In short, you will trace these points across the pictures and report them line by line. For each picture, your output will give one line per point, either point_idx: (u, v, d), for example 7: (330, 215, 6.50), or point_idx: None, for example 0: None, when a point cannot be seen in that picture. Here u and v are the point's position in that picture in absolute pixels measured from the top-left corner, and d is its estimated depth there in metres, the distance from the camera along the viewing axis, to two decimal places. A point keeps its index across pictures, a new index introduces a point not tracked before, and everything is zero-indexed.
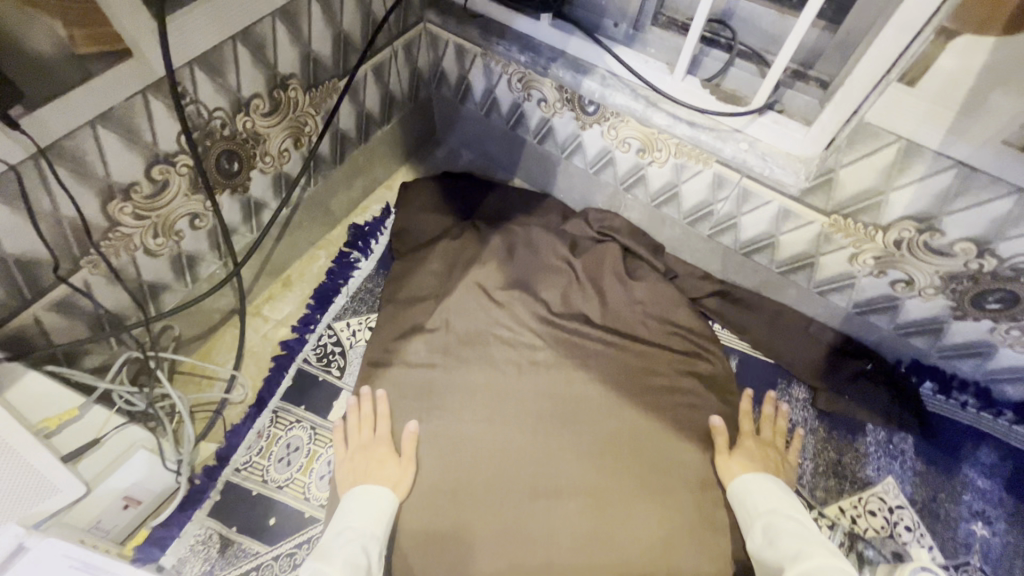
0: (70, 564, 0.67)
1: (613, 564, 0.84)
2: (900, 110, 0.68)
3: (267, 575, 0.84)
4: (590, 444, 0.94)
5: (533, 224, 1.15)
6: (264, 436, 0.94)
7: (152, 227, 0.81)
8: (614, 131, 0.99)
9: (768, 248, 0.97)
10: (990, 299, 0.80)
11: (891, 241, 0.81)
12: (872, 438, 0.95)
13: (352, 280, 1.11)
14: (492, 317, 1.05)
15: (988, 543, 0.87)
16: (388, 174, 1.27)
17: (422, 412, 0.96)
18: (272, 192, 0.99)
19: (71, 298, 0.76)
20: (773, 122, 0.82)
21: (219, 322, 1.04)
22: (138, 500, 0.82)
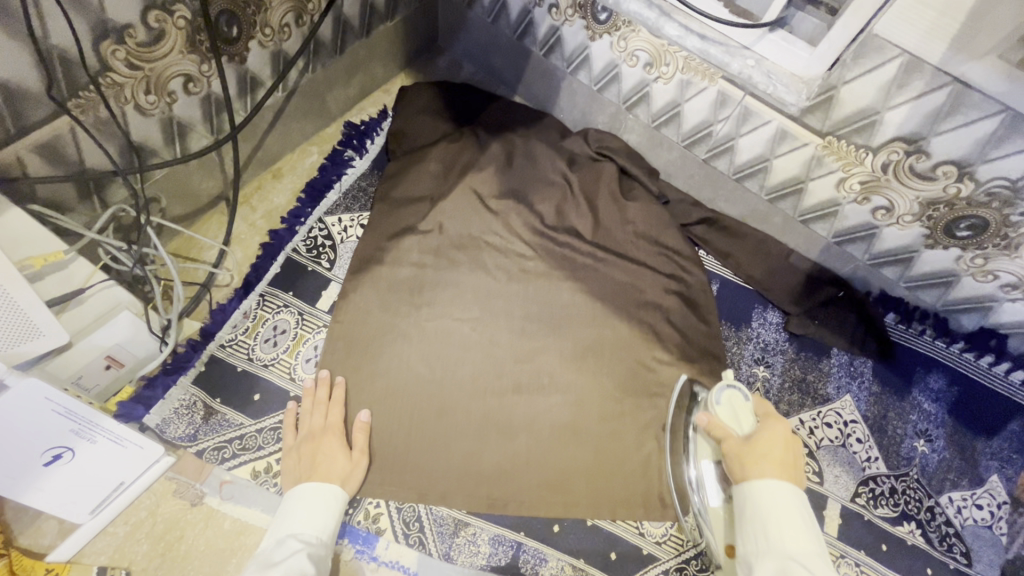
0: (54, 407, 0.64)
1: (593, 456, 0.89)
2: (909, 21, 0.70)
3: (251, 444, 0.85)
4: (571, 347, 0.97)
5: (534, 138, 1.14)
6: (250, 316, 0.94)
7: (144, 81, 0.78)
8: (624, 43, 0.98)
9: (761, 172, 1.00)
10: (961, 226, 0.85)
11: (879, 164, 0.86)
12: (835, 360, 1.01)
13: (345, 176, 1.09)
14: (485, 223, 1.05)
15: (927, 457, 0.95)
16: (386, 78, 1.23)
17: (412, 308, 0.96)
18: (269, 70, 0.96)
19: (58, 142, 0.73)
20: (782, 40, 0.79)
21: (205, 206, 1.00)
22: (121, 363, 0.82)
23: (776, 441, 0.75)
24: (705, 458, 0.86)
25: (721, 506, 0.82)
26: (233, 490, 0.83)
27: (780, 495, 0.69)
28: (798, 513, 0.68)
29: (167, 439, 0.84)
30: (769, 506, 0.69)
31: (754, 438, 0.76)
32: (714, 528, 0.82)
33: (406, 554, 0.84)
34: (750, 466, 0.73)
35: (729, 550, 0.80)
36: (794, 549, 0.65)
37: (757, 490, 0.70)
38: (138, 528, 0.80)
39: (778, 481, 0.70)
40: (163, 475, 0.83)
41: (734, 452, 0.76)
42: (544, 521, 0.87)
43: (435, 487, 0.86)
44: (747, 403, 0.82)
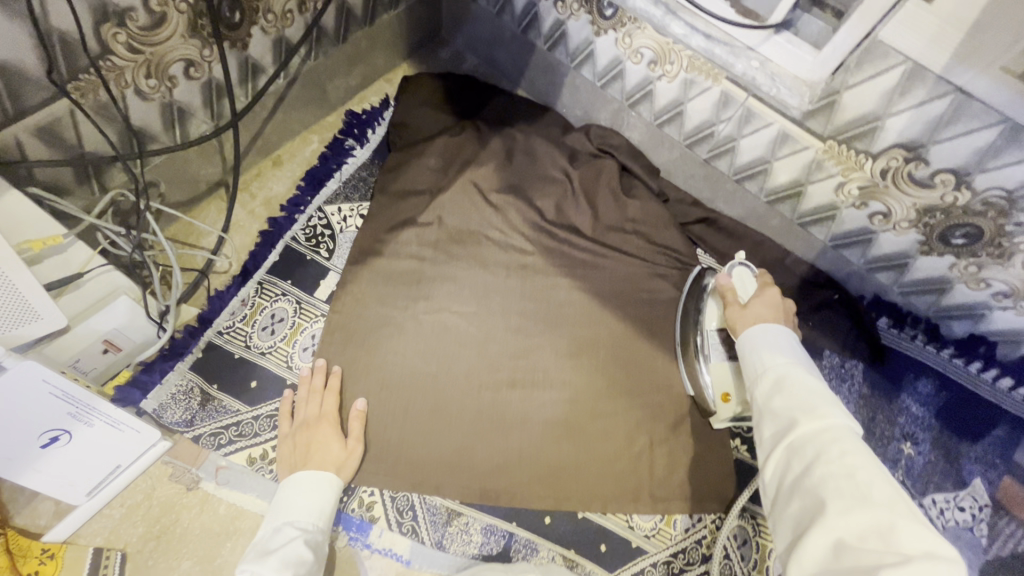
0: (52, 390, 0.65)
1: (584, 450, 0.90)
2: (913, 29, 0.70)
3: (247, 431, 0.86)
4: (566, 341, 0.98)
5: (535, 132, 1.13)
6: (248, 304, 0.94)
7: (145, 66, 0.77)
8: (629, 39, 0.98)
9: (761, 174, 1.00)
10: (956, 235, 0.86)
11: (878, 171, 0.86)
12: (827, 362, 1.02)
13: (345, 166, 1.09)
14: (485, 217, 1.05)
15: (912, 460, 0.97)
16: (389, 68, 1.23)
17: (409, 301, 0.97)
18: (271, 57, 0.95)
19: (56, 125, 0.73)
20: (787, 42, 0.80)
21: (204, 191, 1.00)
22: (119, 346, 0.82)
23: (769, 302, 0.81)
24: (712, 325, 0.94)
25: (724, 363, 0.91)
26: (228, 476, 0.83)
27: (772, 331, 0.74)
28: (791, 343, 0.72)
29: (165, 424, 0.85)
30: (762, 340, 0.73)
31: (751, 301, 0.82)
32: (714, 380, 0.91)
33: (399, 542, 0.86)
34: (748, 321, 0.79)
35: (726, 399, 0.90)
36: (785, 365, 0.68)
37: (751, 331, 0.75)
38: (134, 510, 0.81)
39: (771, 322, 0.76)
40: (159, 459, 0.84)
41: (735, 313, 0.82)
42: (536, 513, 0.89)
43: (429, 478, 0.87)
44: (754, 276, 0.91)
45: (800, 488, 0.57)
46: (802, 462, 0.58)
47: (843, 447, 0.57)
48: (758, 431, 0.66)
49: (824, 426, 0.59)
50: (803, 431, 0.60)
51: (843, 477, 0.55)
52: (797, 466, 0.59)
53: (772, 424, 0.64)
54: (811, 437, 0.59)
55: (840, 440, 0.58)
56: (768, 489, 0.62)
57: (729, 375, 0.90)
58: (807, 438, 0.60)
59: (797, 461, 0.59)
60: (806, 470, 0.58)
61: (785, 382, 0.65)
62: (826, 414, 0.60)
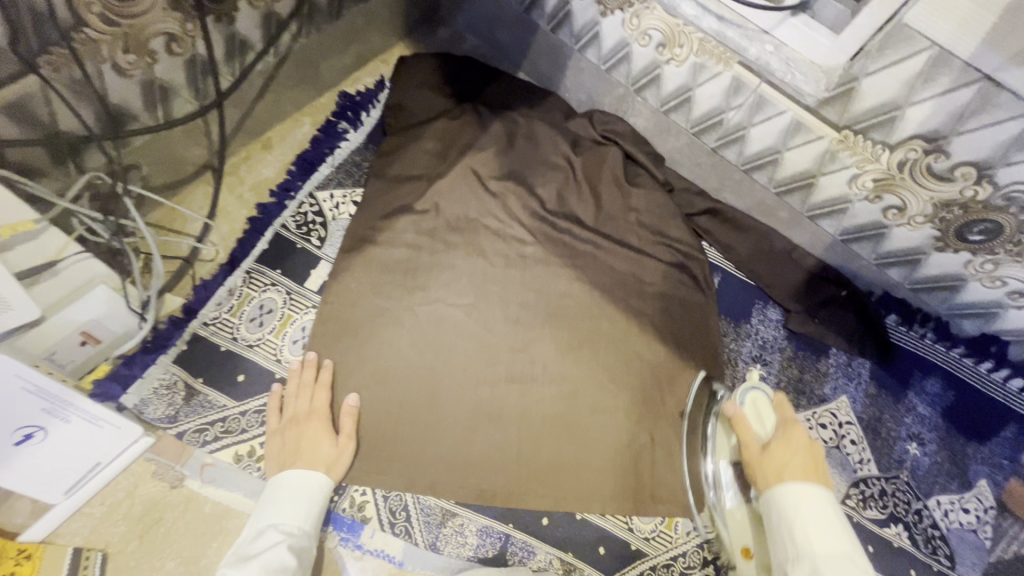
0: (24, 385, 0.61)
1: (582, 450, 0.87)
2: (941, 12, 0.66)
3: (235, 427, 0.83)
4: (567, 337, 0.94)
5: (536, 117, 1.09)
6: (235, 294, 0.90)
7: (123, 39, 0.72)
8: (636, 20, 0.93)
9: (771, 164, 0.96)
10: (973, 231, 0.83)
11: (896, 162, 0.82)
12: (834, 360, 1.00)
13: (338, 150, 1.04)
14: (483, 205, 1.01)
15: (918, 460, 0.94)
16: (384, 47, 1.18)
17: (404, 291, 0.93)
18: (260, 33, 0.90)
19: (28, 102, 0.68)
20: (803, 25, 0.80)
21: (190, 175, 0.96)
22: (98, 338, 0.79)
23: (795, 448, 0.74)
24: (722, 458, 0.85)
25: (740, 509, 0.80)
26: (214, 474, 0.80)
27: (805, 499, 0.68)
28: (830, 515, 0.67)
29: (146, 419, 0.81)
30: (797, 513, 0.67)
31: (773, 444, 0.76)
32: (731, 530, 0.79)
33: (392, 544, 0.83)
34: (773, 473, 0.72)
35: (747, 555, 0.77)
36: (822, 556, 0.63)
37: (781, 495, 0.69)
38: (116, 509, 0.78)
39: (801, 481, 0.70)
40: (142, 456, 0.80)
41: (755, 459, 0.76)
42: (533, 514, 0.86)
43: (422, 478, 0.84)
44: (768, 401, 0.83)
45: None
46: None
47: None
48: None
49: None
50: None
51: None
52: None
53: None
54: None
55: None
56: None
57: (749, 525, 0.79)
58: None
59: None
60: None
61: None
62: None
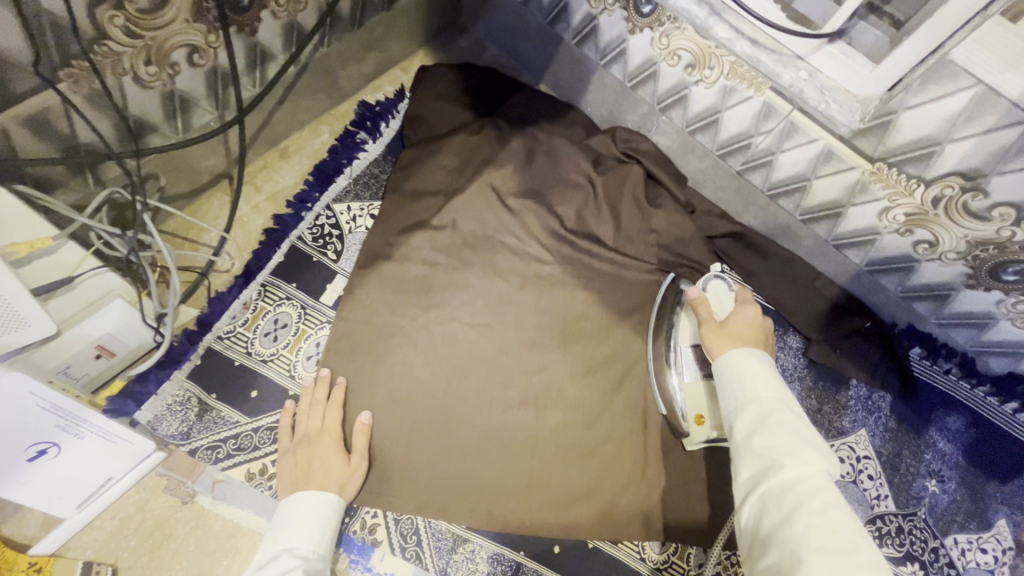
0: (39, 403, 0.61)
1: (595, 475, 0.86)
2: (988, 47, 0.64)
3: (247, 444, 0.83)
4: (585, 361, 0.92)
5: (558, 132, 1.06)
6: (250, 308, 0.89)
7: (145, 51, 0.71)
8: (666, 40, 0.91)
9: (798, 191, 0.94)
10: (1008, 270, 0.80)
11: (930, 199, 0.80)
12: (854, 393, 0.98)
13: (356, 161, 1.03)
14: (501, 222, 0.99)
15: (937, 498, 0.92)
16: (405, 55, 1.16)
17: (418, 310, 0.92)
18: (282, 43, 0.88)
19: (47, 115, 0.67)
20: (839, 52, 0.74)
21: (207, 184, 0.95)
22: (112, 352, 0.78)
23: (748, 321, 0.75)
24: (686, 342, 0.91)
25: (698, 383, 0.88)
26: (225, 490, 0.80)
27: (753, 358, 0.69)
28: (772, 371, 0.67)
29: (159, 435, 0.81)
30: (745, 368, 0.68)
31: (730, 319, 0.77)
32: (687, 401, 0.88)
33: (402, 568, 0.83)
34: (726, 341, 0.74)
35: (700, 422, 0.87)
36: (770, 401, 0.64)
37: (731, 353, 0.70)
38: (126, 523, 0.78)
39: (750, 346, 0.71)
40: (153, 470, 0.80)
41: (711, 331, 0.77)
42: (545, 541, 0.86)
43: (433, 501, 0.83)
44: (730, 292, 0.89)
45: (777, 535, 0.53)
46: (779, 510, 0.54)
47: (825, 498, 0.53)
48: (736, 471, 0.61)
49: (806, 473, 0.55)
50: (782, 477, 0.56)
51: (825, 532, 0.50)
52: (775, 515, 0.54)
53: (750, 466, 0.59)
54: (789, 484, 0.55)
55: (820, 490, 0.54)
56: (745, 537, 0.57)
57: (704, 397, 0.87)
58: (786, 485, 0.55)
59: (774, 508, 0.55)
60: (784, 516, 0.53)
61: (767, 421, 0.61)
62: (809, 461, 0.56)
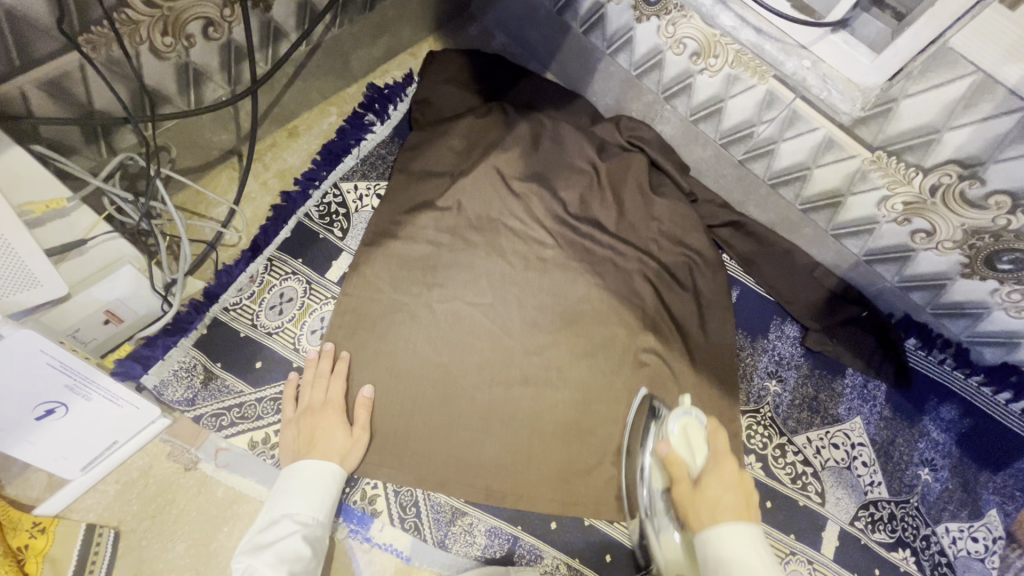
0: (49, 361, 0.61)
1: (594, 454, 0.87)
2: (989, 35, 0.65)
3: (251, 413, 0.84)
4: (584, 344, 0.93)
5: (564, 119, 1.08)
6: (256, 281, 0.91)
7: (162, 22, 0.72)
8: (672, 28, 0.92)
9: (799, 180, 0.96)
10: (1002, 259, 0.82)
11: (927, 186, 0.82)
12: (849, 381, 1.00)
13: (363, 142, 1.04)
14: (505, 205, 1.00)
15: (930, 486, 0.93)
16: (415, 41, 1.17)
17: (423, 287, 0.93)
18: (294, 21, 0.90)
19: (65, 79, 0.68)
20: (844, 41, 0.75)
21: (215, 160, 0.96)
22: (121, 318, 0.80)
23: (726, 487, 0.68)
24: (658, 486, 0.79)
25: (677, 540, 0.74)
26: (228, 458, 0.82)
27: (742, 547, 0.62)
28: (763, 558, 0.61)
29: (164, 401, 0.82)
30: (732, 563, 0.61)
31: (704, 486, 0.69)
32: (665, 564, 0.74)
33: (401, 539, 0.84)
34: (704, 517, 0.66)
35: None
36: None
37: (713, 539, 0.63)
38: (129, 488, 0.79)
39: (733, 526, 0.63)
40: (157, 437, 0.82)
41: (688, 502, 0.69)
42: (542, 517, 0.87)
43: (433, 475, 0.84)
44: (702, 429, 0.75)
45: None
46: None
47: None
48: None
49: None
50: None
51: None
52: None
53: None
54: None
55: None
56: None
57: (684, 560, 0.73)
58: None
59: None
60: None
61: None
62: None
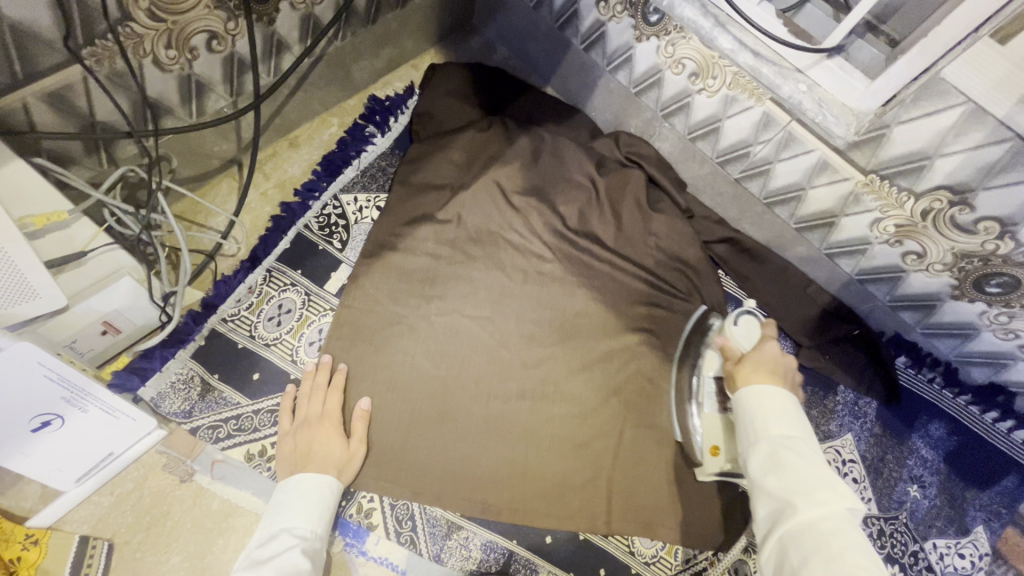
0: (47, 373, 0.61)
1: (589, 469, 0.88)
2: (980, 67, 0.67)
3: (247, 426, 0.84)
4: (581, 359, 0.94)
5: (563, 134, 1.09)
6: (255, 292, 0.91)
7: (166, 36, 0.72)
8: (671, 48, 0.93)
9: (793, 201, 0.98)
10: (991, 283, 0.84)
11: (919, 211, 0.83)
12: (841, 398, 1.01)
13: (364, 153, 1.05)
14: (504, 219, 1.01)
15: (918, 503, 0.95)
16: (416, 53, 1.18)
17: (421, 301, 0.93)
18: (298, 34, 0.90)
19: (68, 92, 0.68)
20: (838, 67, 0.78)
21: (216, 169, 0.96)
22: (118, 329, 0.80)
23: (765, 358, 0.74)
24: (709, 372, 0.90)
25: (717, 415, 0.87)
26: (224, 471, 0.82)
27: (770, 398, 0.68)
28: (787, 412, 0.67)
29: (161, 413, 0.82)
30: (758, 408, 0.68)
31: (745, 357, 0.76)
32: (704, 433, 0.87)
33: (396, 552, 0.85)
34: (742, 378, 0.73)
35: (715, 452, 0.86)
36: (782, 440, 0.63)
37: (744, 393, 0.70)
38: (124, 499, 0.79)
39: (765, 386, 0.70)
40: (153, 447, 0.82)
41: (730, 370, 0.77)
42: (537, 532, 0.87)
43: (429, 488, 0.85)
44: (760, 325, 0.83)
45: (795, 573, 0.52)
46: (796, 554, 0.54)
47: (842, 539, 0.52)
48: (756, 513, 0.61)
49: (825, 513, 0.54)
50: (795, 518, 0.56)
51: (834, 556, 0.51)
52: (792, 557, 0.54)
53: (766, 507, 0.60)
54: (803, 526, 0.55)
55: (839, 531, 0.53)
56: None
57: (721, 429, 0.85)
58: (802, 526, 0.55)
59: (791, 551, 0.54)
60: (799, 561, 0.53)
61: (782, 461, 0.61)
62: (822, 502, 0.55)
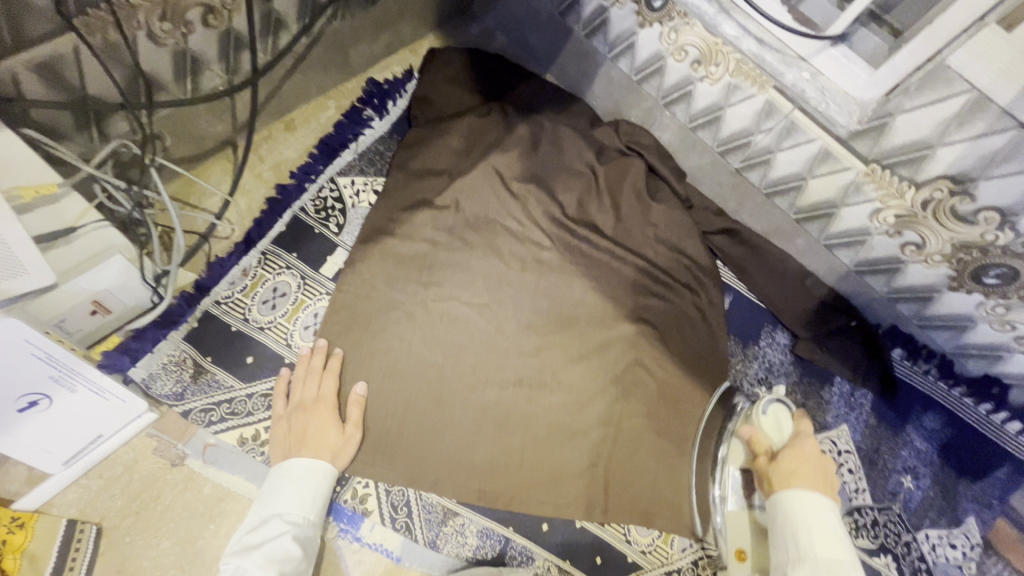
0: (34, 351, 0.59)
1: (586, 456, 0.88)
2: (986, 54, 0.67)
3: (241, 409, 0.83)
4: (579, 346, 0.93)
5: (563, 121, 1.08)
6: (249, 275, 0.89)
7: (160, 7, 0.70)
8: (674, 35, 0.93)
9: (793, 191, 0.98)
10: (989, 273, 0.84)
11: (919, 201, 0.83)
12: (837, 389, 1.01)
13: (361, 137, 1.03)
14: (502, 206, 1.00)
15: (911, 494, 0.95)
16: (415, 37, 1.17)
17: (418, 285, 0.92)
18: (296, 13, 0.89)
19: (59, 62, 0.66)
20: (844, 56, 0.79)
21: (210, 150, 0.94)
22: (108, 309, 0.78)
23: (806, 458, 0.80)
24: (733, 464, 0.89)
25: (742, 512, 0.85)
26: (216, 454, 0.81)
27: (811, 506, 0.74)
28: (829, 524, 0.72)
29: (151, 395, 0.81)
30: (801, 515, 0.73)
31: (783, 456, 0.81)
32: (730, 533, 0.85)
33: (391, 539, 0.84)
34: (783, 480, 0.78)
35: (739, 557, 0.83)
36: (829, 561, 0.68)
37: (787, 497, 0.76)
38: (113, 483, 0.78)
39: (811, 492, 0.75)
40: (144, 431, 0.80)
41: (767, 468, 0.81)
42: (533, 520, 0.87)
43: (424, 475, 0.84)
44: (789, 414, 0.90)
45: None
46: None
47: None
48: None
49: None
50: None
51: None
52: None
53: None
54: None
55: None
56: None
57: (748, 530, 0.84)
58: None
59: None
60: None
61: None
62: None
